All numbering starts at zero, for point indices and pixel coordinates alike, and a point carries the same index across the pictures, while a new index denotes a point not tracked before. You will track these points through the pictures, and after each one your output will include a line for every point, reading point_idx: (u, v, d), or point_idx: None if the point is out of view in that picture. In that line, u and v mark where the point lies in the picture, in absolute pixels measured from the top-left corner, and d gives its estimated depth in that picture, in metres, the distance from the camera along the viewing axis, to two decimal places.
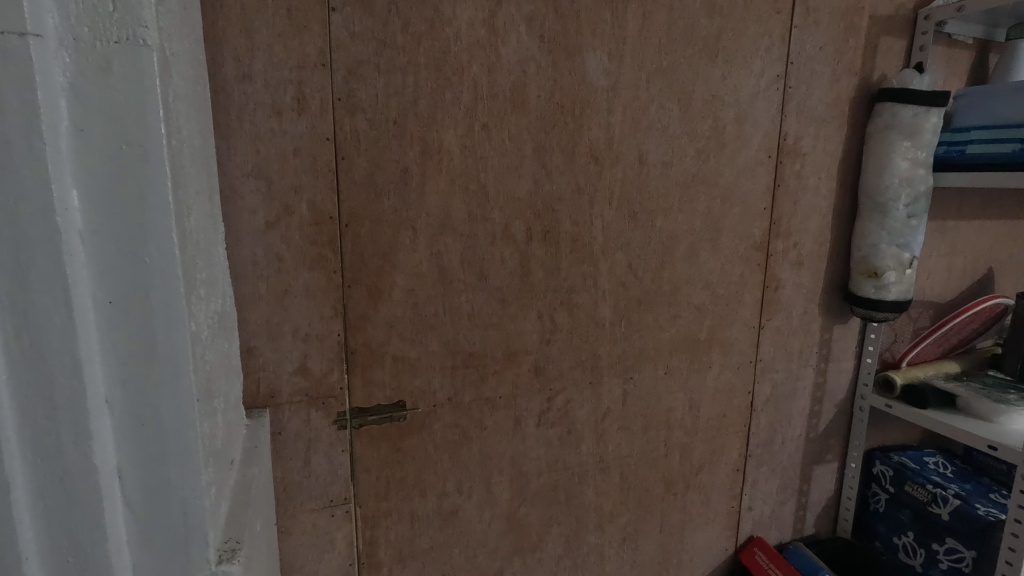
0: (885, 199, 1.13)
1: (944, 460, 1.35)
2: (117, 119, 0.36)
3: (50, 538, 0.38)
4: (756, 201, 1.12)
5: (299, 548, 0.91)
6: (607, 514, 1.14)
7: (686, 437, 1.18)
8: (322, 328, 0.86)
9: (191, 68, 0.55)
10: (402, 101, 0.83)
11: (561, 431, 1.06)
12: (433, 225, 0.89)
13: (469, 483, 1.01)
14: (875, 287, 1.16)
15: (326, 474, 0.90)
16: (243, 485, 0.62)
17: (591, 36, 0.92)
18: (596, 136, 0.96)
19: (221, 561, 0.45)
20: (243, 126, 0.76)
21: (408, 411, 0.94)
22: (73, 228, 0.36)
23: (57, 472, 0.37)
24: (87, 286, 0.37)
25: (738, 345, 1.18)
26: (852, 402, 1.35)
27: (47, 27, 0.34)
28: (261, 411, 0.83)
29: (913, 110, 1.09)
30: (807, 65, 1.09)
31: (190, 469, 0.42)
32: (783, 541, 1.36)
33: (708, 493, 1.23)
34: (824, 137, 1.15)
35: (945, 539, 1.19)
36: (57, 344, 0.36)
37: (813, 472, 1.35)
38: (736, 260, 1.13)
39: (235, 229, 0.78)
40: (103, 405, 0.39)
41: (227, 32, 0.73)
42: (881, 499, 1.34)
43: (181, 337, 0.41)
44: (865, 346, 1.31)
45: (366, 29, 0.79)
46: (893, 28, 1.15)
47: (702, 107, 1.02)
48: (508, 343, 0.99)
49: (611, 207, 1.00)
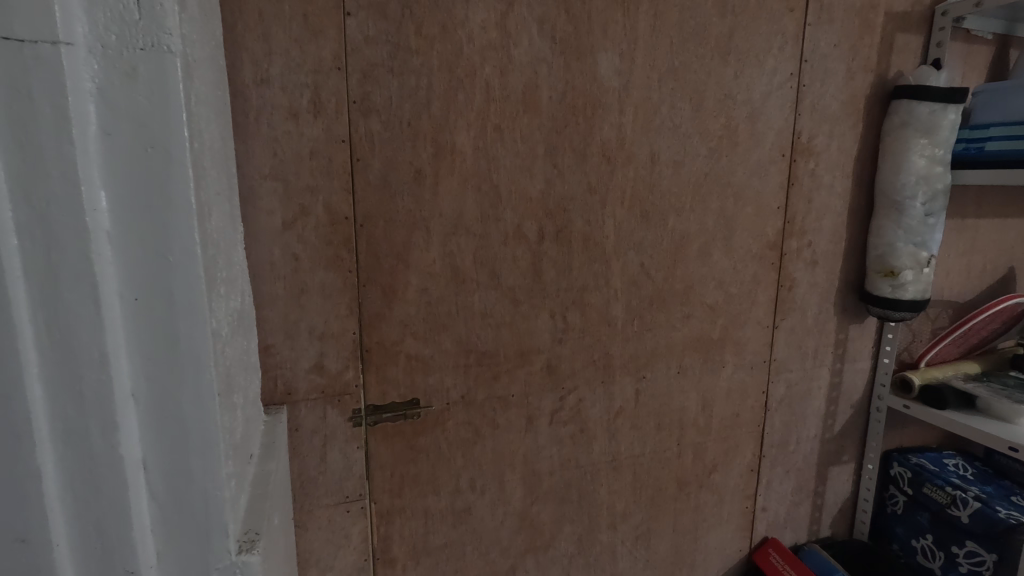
0: (901, 197, 1.12)
1: (964, 463, 1.33)
2: (143, 124, 0.38)
3: (78, 527, 0.39)
4: (770, 200, 1.11)
5: (315, 543, 0.92)
6: (619, 513, 1.14)
7: (699, 437, 1.18)
8: (337, 327, 0.87)
9: (211, 73, 0.57)
10: (415, 103, 0.85)
11: (573, 430, 1.07)
12: (446, 225, 0.90)
13: (482, 481, 1.02)
14: (892, 286, 1.15)
15: (342, 470, 0.92)
16: (261, 478, 0.64)
17: (603, 37, 0.93)
18: (608, 136, 0.97)
19: (241, 551, 0.49)
20: (261, 129, 0.78)
21: (422, 409, 0.95)
22: (101, 229, 0.37)
23: (85, 463, 0.39)
24: (115, 283, 0.38)
25: (752, 344, 1.17)
26: (868, 402, 1.33)
27: (77, 35, 0.35)
28: (278, 408, 0.85)
29: (930, 107, 1.08)
30: (822, 63, 1.08)
31: (211, 460, 0.44)
32: (798, 542, 1.35)
33: (722, 493, 1.23)
34: (839, 135, 1.14)
35: (965, 542, 1.17)
36: (86, 340, 0.37)
37: (829, 473, 1.34)
38: (749, 260, 1.12)
39: (254, 229, 0.80)
40: (129, 398, 0.40)
41: (245, 37, 0.75)
42: (899, 501, 1.32)
43: (202, 332, 0.42)
44: (882, 346, 1.29)
45: (381, 32, 0.81)
46: (909, 24, 1.13)
47: (715, 106, 1.02)
48: (521, 342, 0.99)
49: (623, 206, 1.01)
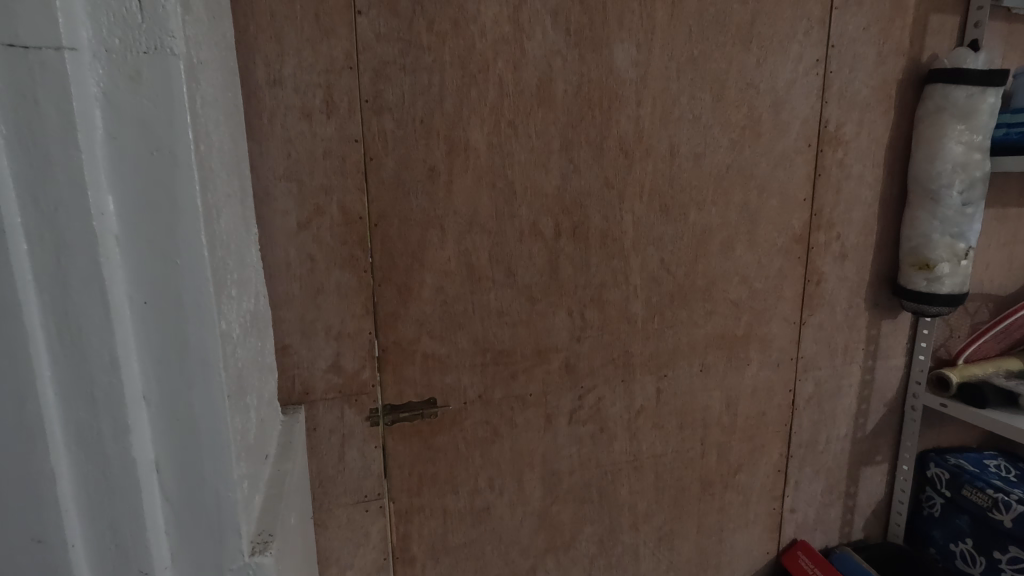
0: (937, 185, 1.07)
1: (1007, 464, 1.27)
2: (150, 128, 0.38)
3: (94, 529, 0.40)
4: (795, 193, 1.07)
5: (335, 541, 0.93)
6: (641, 514, 1.12)
7: (723, 437, 1.15)
8: (353, 327, 0.87)
9: (220, 75, 0.57)
10: (428, 101, 0.84)
11: (593, 429, 1.05)
12: (461, 223, 0.90)
13: (500, 480, 1.01)
14: (927, 280, 1.10)
15: (360, 469, 0.92)
16: (277, 478, 0.64)
17: (619, 27, 0.90)
18: (626, 129, 0.95)
19: (254, 553, 0.49)
20: (274, 130, 0.78)
21: (439, 408, 0.95)
22: (109, 233, 0.37)
23: (99, 464, 0.39)
24: (123, 287, 0.39)
25: (778, 341, 1.14)
26: (904, 400, 1.28)
27: (80, 40, 0.35)
28: (296, 407, 0.85)
29: (968, 90, 1.03)
30: (850, 47, 1.04)
31: (221, 460, 0.45)
32: (829, 545, 1.31)
33: (748, 493, 1.20)
34: (869, 122, 1.09)
35: (1008, 547, 1.11)
36: (96, 343, 0.37)
37: (860, 473, 1.29)
38: (774, 253, 1.09)
39: (269, 231, 0.80)
40: (141, 400, 0.40)
41: (258, 38, 0.75)
42: (936, 504, 1.27)
43: (211, 335, 0.43)
44: (917, 342, 1.24)
45: (392, 29, 0.80)
46: (945, 5, 1.08)
47: (736, 95, 0.99)
48: (538, 339, 0.98)
49: (641, 201, 0.98)
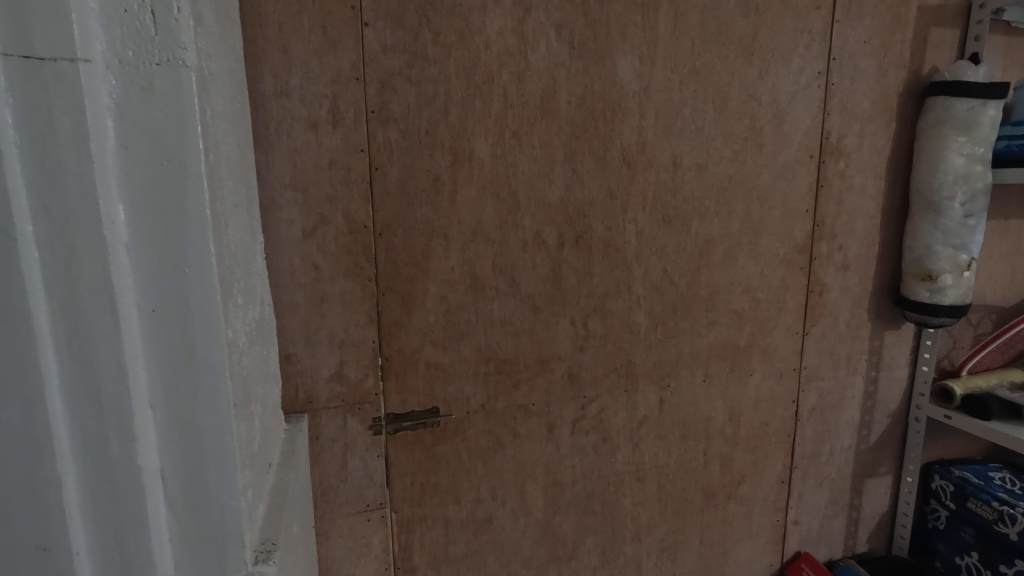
0: (939, 197, 1.07)
1: (1011, 476, 1.26)
2: (160, 137, 0.39)
3: (98, 536, 0.40)
4: (797, 204, 1.08)
5: (336, 551, 0.92)
6: (644, 525, 1.12)
7: (726, 447, 1.14)
8: (357, 335, 0.87)
9: (230, 86, 0.58)
10: (433, 112, 0.85)
11: (596, 439, 1.05)
12: (464, 233, 0.90)
13: (502, 490, 1.01)
14: (930, 290, 1.10)
15: (362, 478, 0.92)
16: (280, 488, 0.63)
17: (622, 40, 0.91)
18: (630, 140, 0.95)
19: (258, 562, 0.48)
20: (280, 139, 0.78)
21: (441, 418, 0.95)
22: (119, 241, 0.38)
23: (104, 471, 0.39)
24: (132, 295, 0.39)
25: (781, 352, 1.14)
26: (907, 411, 1.28)
27: (94, 52, 0.36)
28: (299, 416, 0.85)
29: (968, 103, 1.03)
30: (851, 60, 1.05)
31: (226, 468, 0.44)
32: (833, 558, 1.30)
33: (751, 505, 1.19)
34: (870, 134, 1.10)
35: (1013, 561, 1.10)
36: (104, 350, 0.38)
37: (865, 485, 1.29)
38: (777, 264, 1.09)
39: (274, 239, 0.80)
40: (147, 408, 0.40)
41: (266, 49, 0.76)
42: (941, 516, 1.26)
43: (217, 342, 0.43)
44: (920, 353, 1.24)
45: (398, 41, 0.81)
46: (945, 18, 1.09)
47: (738, 107, 1.00)
48: (541, 349, 0.98)
49: (644, 211, 0.99)
